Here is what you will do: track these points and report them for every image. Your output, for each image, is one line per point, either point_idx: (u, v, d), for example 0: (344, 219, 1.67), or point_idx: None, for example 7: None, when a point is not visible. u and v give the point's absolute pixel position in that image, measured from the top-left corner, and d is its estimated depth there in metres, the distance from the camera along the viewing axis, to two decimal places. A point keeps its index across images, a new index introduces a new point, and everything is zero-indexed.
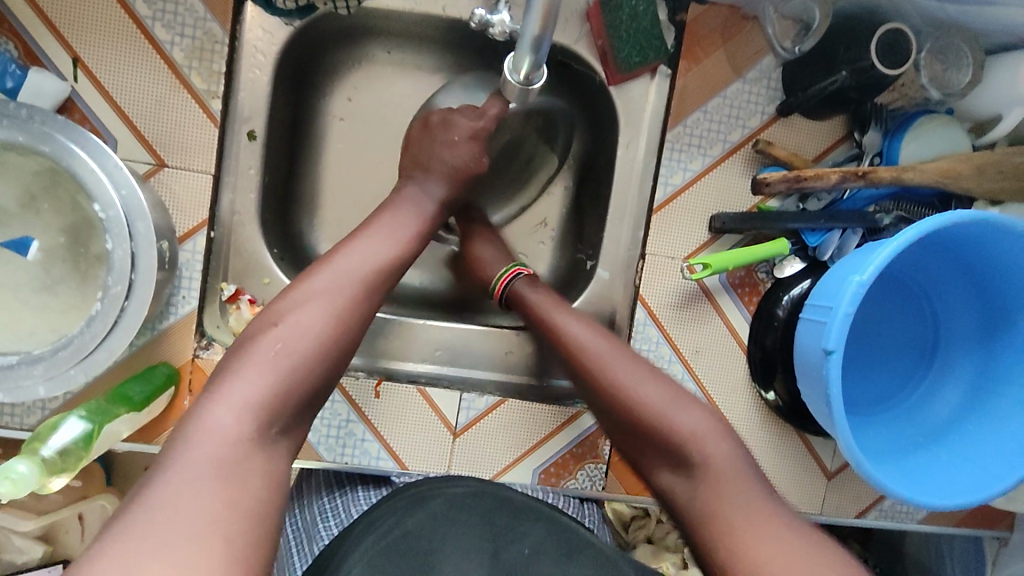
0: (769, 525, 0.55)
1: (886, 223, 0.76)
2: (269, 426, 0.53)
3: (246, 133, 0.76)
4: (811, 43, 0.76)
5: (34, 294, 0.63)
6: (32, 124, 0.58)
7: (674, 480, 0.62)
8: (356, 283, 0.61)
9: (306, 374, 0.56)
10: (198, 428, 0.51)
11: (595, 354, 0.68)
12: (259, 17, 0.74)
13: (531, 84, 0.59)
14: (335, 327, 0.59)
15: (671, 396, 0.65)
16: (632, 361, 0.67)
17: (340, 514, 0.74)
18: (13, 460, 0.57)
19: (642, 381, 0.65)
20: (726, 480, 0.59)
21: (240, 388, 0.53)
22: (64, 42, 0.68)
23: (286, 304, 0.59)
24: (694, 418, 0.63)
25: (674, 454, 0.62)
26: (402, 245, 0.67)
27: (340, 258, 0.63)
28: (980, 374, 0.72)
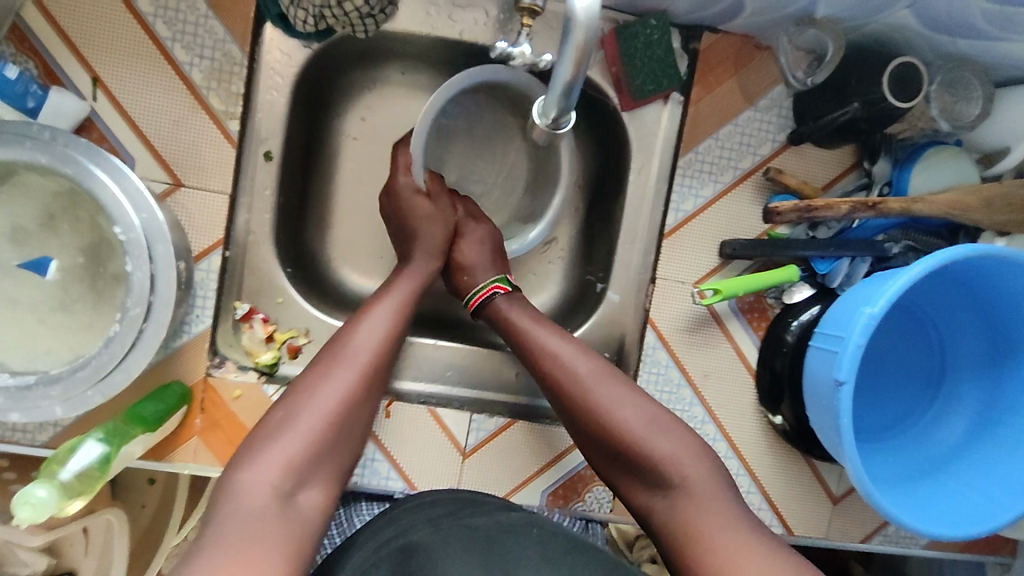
0: (734, 533, 0.58)
1: (894, 252, 0.78)
2: (293, 485, 0.55)
3: (263, 153, 0.77)
4: (823, 76, 0.77)
5: (50, 314, 0.63)
6: (55, 147, 0.59)
7: (653, 498, 0.64)
8: (372, 351, 0.65)
9: (326, 437, 0.59)
10: (236, 494, 0.53)
11: (577, 377, 0.68)
12: (279, 39, 0.75)
13: (559, 127, 0.59)
14: (346, 404, 0.61)
15: (658, 420, 0.66)
16: (619, 392, 0.67)
17: (343, 525, 0.76)
18: (32, 485, 0.57)
19: (621, 406, 0.67)
20: (704, 500, 0.61)
21: (271, 453, 0.56)
22: (84, 62, 0.69)
23: (311, 375, 0.63)
24: (671, 442, 0.64)
25: (653, 476, 0.64)
26: (405, 303, 0.71)
27: (359, 326, 0.67)
28: (986, 402, 0.73)
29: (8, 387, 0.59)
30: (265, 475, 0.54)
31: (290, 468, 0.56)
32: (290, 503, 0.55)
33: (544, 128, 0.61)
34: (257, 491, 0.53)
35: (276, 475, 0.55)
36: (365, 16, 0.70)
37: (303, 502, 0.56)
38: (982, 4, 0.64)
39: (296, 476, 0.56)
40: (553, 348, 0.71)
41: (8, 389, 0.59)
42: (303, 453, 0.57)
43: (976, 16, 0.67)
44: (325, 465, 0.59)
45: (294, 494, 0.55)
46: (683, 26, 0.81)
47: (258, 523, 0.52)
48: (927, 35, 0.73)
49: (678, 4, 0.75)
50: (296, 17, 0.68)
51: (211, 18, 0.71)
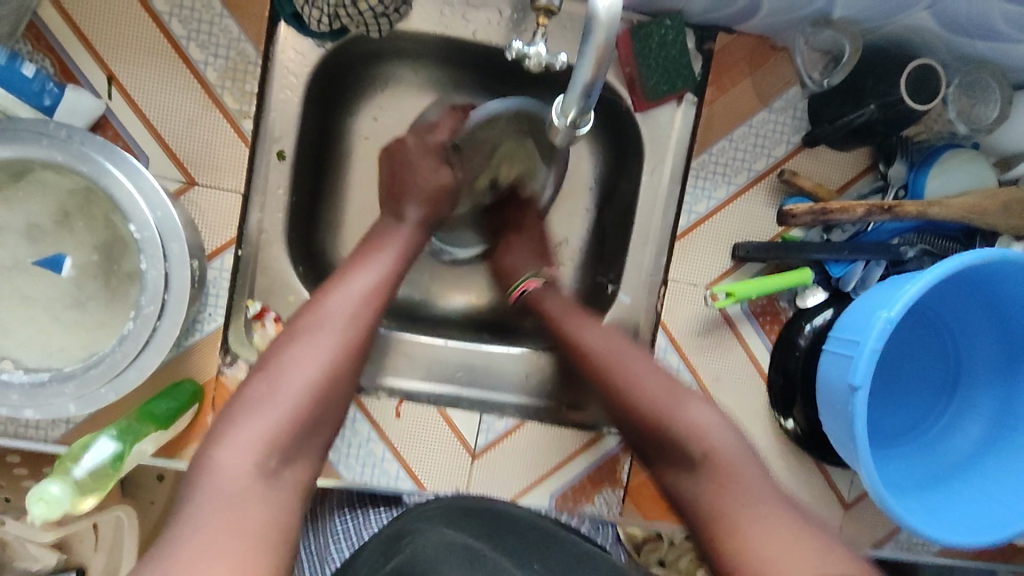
0: (760, 509, 0.57)
1: (909, 256, 0.77)
2: (269, 459, 0.54)
3: (276, 152, 0.77)
4: (839, 77, 0.76)
5: (65, 311, 0.63)
6: (71, 145, 0.59)
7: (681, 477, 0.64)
8: (348, 320, 0.63)
9: (302, 412, 0.57)
10: (212, 472, 0.52)
11: (600, 360, 0.71)
12: (293, 38, 0.75)
13: (578, 128, 0.56)
14: (325, 369, 0.60)
15: (673, 398, 0.66)
16: (644, 367, 0.69)
17: (352, 538, 0.77)
18: (47, 482, 0.58)
19: (649, 377, 0.68)
20: (728, 474, 0.60)
21: (244, 430, 0.55)
22: (100, 61, 0.69)
23: (286, 345, 0.60)
24: (700, 411, 0.64)
25: (678, 452, 0.64)
26: (388, 269, 0.69)
27: (336, 292, 0.64)
28: (1002, 409, 0.72)
29: (22, 384, 0.60)
30: (242, 453, 0.53)
31: (268, 445, 0.54)
32: (273, 479, 0.54)
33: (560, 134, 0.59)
34: (238, 471, 0.52)
35: (252, 453, 0.54)
36: (379, 16, 0.70)
37: (287, 478, 0.56)
38: (1002, 5, 0.64)
39: (280, 454, 0.55)
40: (581, 332, 0.73)
41: (22, 386, 0.60)
42: None
43: (996, 17, 0.66)
44: (304, 443, 0.58)
45: (277, 471, 0.55)
46: (698, 27, 0.80)
47: (237, 500, 0.51)
48: (944, 37, 0.72)
49: (693, 5, 0.75)
50: (311, 16, 0.68)
51: (227, 17, 0.71)
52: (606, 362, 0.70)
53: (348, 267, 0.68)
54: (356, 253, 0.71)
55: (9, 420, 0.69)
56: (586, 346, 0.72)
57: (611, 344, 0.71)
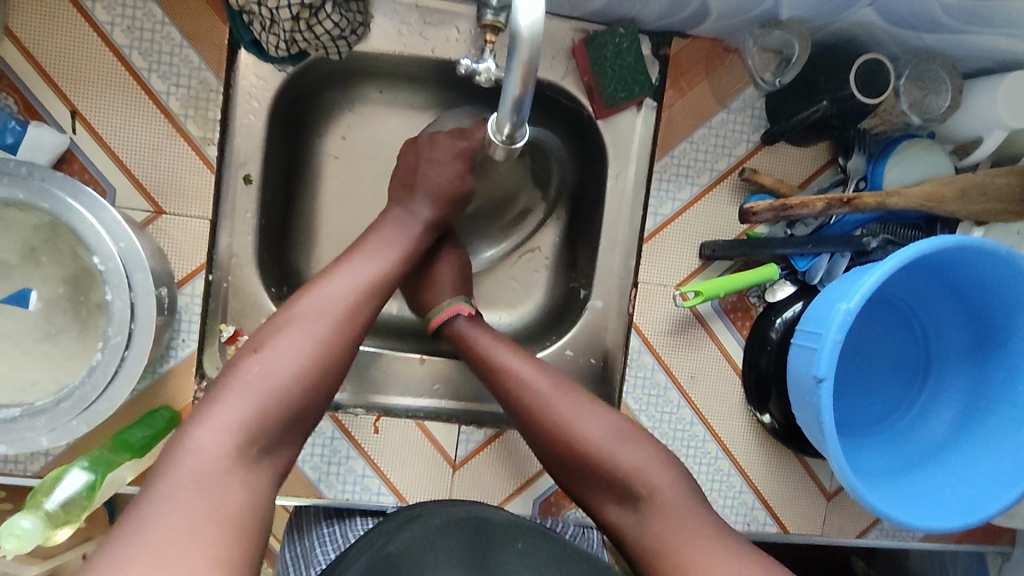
0: (705, 541, 0.59)
1: (873, 247, 0.78)
2: (247, 452, 0.53)
3: (242, 177, 0.78)
4: (791, 76, 0.78)
5: (36, 345, 0.64)
6: (32, 182, 0.59)
7: (622, 512, 0.64)
8: (345, 309, 0.62)
9: (292, 395, 0.56)
10: (187, 453, 0.51)
11: (538, 393, 0.68)
12: (253, 64, 0.76)
13: (514, 143, 0.56)
14: (316, 357, 0.59)
15: (616, 434, 0.66)
16: (572, 399, 0.68)
17: (337, 539, 0.73)
18: (18, 516, 0.58)
19: (587, 422, 0.66)
20: (671, 511, 0.62)
21: (224, 414, 0.54)
22: (62, 95, 0.70)
23: (277, 335, 0.59)
24: (636, 453, 0.65)
25: (618, 487, 0.64)
26: (391, 265, 0.68)
27: (335, 279, 0.63)
28: (971, 392, 0.73)
29: None
30: (219, 449, 0.52)
31: (248, 431, 0.53)
32: (251, 467, 0.53)
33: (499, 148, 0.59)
34: (213, 453, 0.52)
35: (230, 436, 0.53)
36: (335, 39, 0.71)
37: (261, 467, 0.54)
38: None
39: (246, 445, 0.54)
40: (509, 363, 0.70)
41: None
42: (279, 462, 0.56)
43: (936, 10, 0.67)
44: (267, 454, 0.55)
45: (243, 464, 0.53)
46: (653, 33, 0.82)
47: (213, 495, 0.50)
48: (891, 31, 0.74)
49: (645, 12, 0.76)
50: (267, 42, 0.69)
51: (186, 47, 0.72)
52: (543, 393, 0.68)
53: (346, 258, 0.67)
54: (361, 237, 0.71)
55: None
56: (516, 376, 0.69)
57: (527, 372, 0.69)
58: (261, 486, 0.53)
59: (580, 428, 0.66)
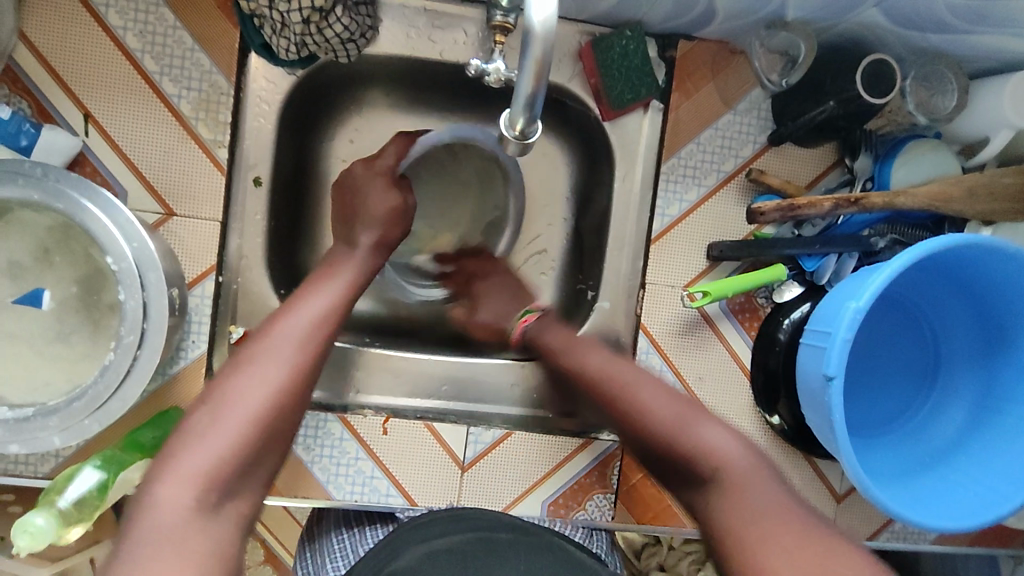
0: (787, 527, 0.51)
1: (880, 247, 0.78)
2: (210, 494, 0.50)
3: (253, 179, 0.78)
4: (798, 75, 0.78)
5: (48, 345, 0.64)
6: (47, 183, 0.60)
7: (696, 501, 0.58)
8: (296, 347, 0.58)
9: (257, 429, 0.53)
10: (145, 519, 0.47)
11: (609, 382, 0.67)
12: (264, 68, 0.77)
13: (527, 139, 0.56)
14: (278, 382, 0.56)
15: (685, 412, 0.62)
16: (643, 377, 0.66)
17: (348, 554, 0.72)
18: (31, 513, 0.58)
19: (659, 403, 0.63)
20: (745, 491, 0.55)
21: (182, 469, 0.50)
22: (75, 99, 0.71)
23: (232, 371, 0.56)
24: (716, 435, 0.59)
25: (690, 475, 0.59)
26: (341, 295, 0.66)
27: (284, 321, 0.60)
28: (982, 392, 0.73)
29: (7, 420, 0.61)
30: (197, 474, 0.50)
31: (210, 477, 0.50)
32: (219, 507, 0.50)
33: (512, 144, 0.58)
34: (173, 511, 0.48)
35: (189, 494, 0.49)
36: (345, 41, 0.72)
37: (227, 523, 0.50)
38: None
39: (221, 494, 0.50)
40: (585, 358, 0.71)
41: (7, 421, 0.61)
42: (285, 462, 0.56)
43: (942, 10, 0.68)
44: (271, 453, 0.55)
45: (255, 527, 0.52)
46: (659, 36, 0.82)
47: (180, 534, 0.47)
48: (897, 31, 0.74)
49: (652, 14, 0.77)
50: (278, 45, 0.70)
51: (198, 51, 0.73)
52: (617, 382, 0.66)
53: (294, 300, 0.64)
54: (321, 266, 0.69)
55: None
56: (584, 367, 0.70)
57: (606, 364, 0.69)
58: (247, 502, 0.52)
59: (650, 410, 0.63)
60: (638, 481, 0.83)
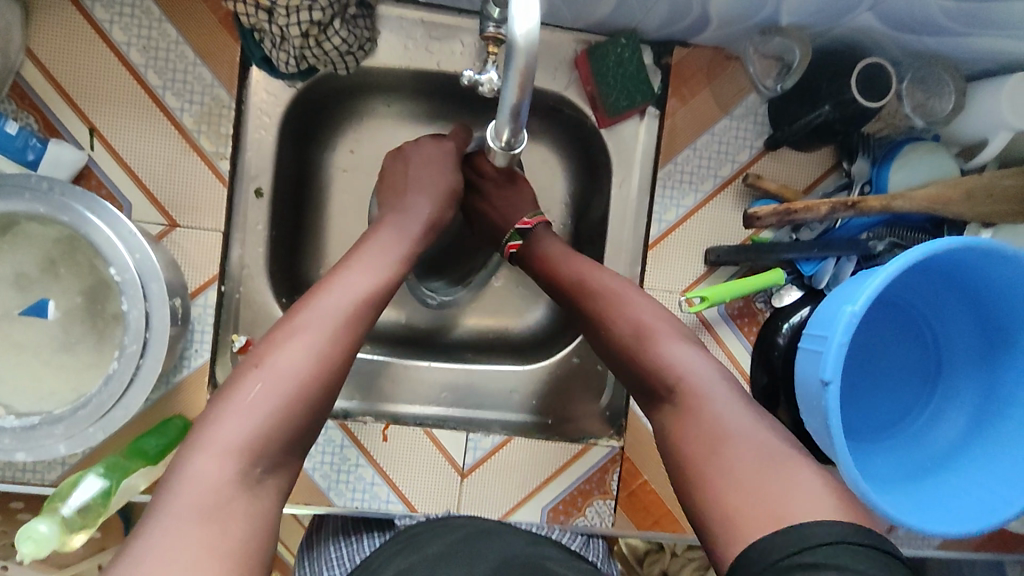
0: (743, 449, 0.57)
1: (880, 250, 0.77)
2: (253, 468, 0.52)
3: (254, 190, 0.80)
4: (792, 81, 0.79)
5: (54, 355, 0.66)
6: (53, 196, 0.61)
7: (659, 411, 0.64)
8: (342, 321, 0.59)
9: (301, 398, 0.55)
10: (186, 480, 0.50)
11: (600, 299, 0.70)
12: (264, 81, 0.78)
13: (512, 149, 0.57)
14: (316, 368, 0.57)
15: (651, 328, 0.66)
16: (629, 297, 0.69)
17: (346, 561, 0.72)
18: (36, 520, 0.59)
19: (631, 319, 0.67)
20: (699, 402, 0.61)
21: (226, 431, 0.53)
22: (81, 113, 0.73)
23: (281, 339, 0.57)
24: (681, 351, 0.64)
25: (655, 386, 0.64)
26: (388, 270, 0.65)
27: (332, 289, 0.61)
28: (985, 395, 0.72)
29: (15, 428, 0.62)
30: (224, 458, 0.51)
31: (248, 454, 0.52)
32: (255, 488, 0.52)
33: (497, 154, 0.59)
34: (217, 479, 0.51)
35: (233, 458, 0.52)
36: (344, 53, 0.73)
37: (268, 486, 0.54)
38: (939, 2, 0.66)
39: (263, 461, 0.53)
40: (586, 274, 0.72)
41: (14, 430, 0.62)
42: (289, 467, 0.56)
43: (935, 13, 0.68)
44: (290, 448, 0.56)
45: (262, 482, 0.53)
46: (654, 43, 0.83)
47: (216, 513, 0.50)
48: (891, 35, 0.74)
49: (647, 21, 0.77)
50: (278, 58, 0.71)
51: (199, 65, 0.74)
52: (596, 296, 0.70)
53: (341, 269, 0.64)
54: (361, 239, 0.69)
55: (7, 463, 0.71)
56: (593, 283, 0.71)
57: (602, 282, 0.71)
58: (263, 501, 0.53)
59: (625, 320, 0.67)
60: (638, 486, 0.82)
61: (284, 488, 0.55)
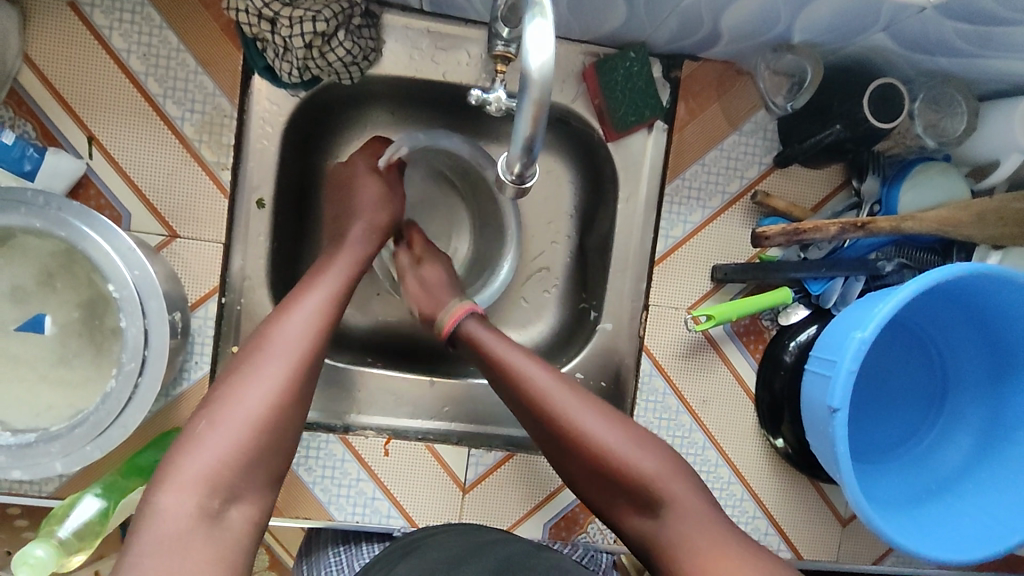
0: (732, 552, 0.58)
1: (887, 271, 0.78)
2: (213, 499, 0.53)
3: (255, 201, 0.78)
4: (804, 99, 0.77)
5: (52, 369, 0.65)
6: (49, 211, 0.60)
7: (643, 522, 0.64)
8: (297, 353, 0.61)
9: (260, 427, 0.56)
10: (154, 518, 0.51)
11: (543, 397, 0.67)
12: (266, 90, 0.77)
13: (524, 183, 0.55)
14: (276, 397, 0.58)
15: (630, 440, 0.65)
16: (586, 408, 0.66)
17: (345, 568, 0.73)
18: (31, 545, 0.58)
19: (596, 425, 0.65)
20: (689, 514, 0.62)
21: (190, 465, 0.54)
22: (80, 122, 0.71)
23: (235, 378, 0.59)
24: (651, 457, 0.64)
25: (638, 498, 0.64)
26: (335, 292, 0.68)
27: (283, 324, 0.63)
28: (991, 420, 0.71)
29: (10, 445, 0.61)
30: (187, 492, 0.52)
31: (212, 482, 0.53)
32: (219, 519, 0.53)
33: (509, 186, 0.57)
34: (180, 513, 0.51)
35: (195, 490, 0.53)
36: (348, 65, 0.72)
37: (234, 519, 0.54)
38: (955, 24, 0.65)
39: (224, 492, 0.54)
40: (523, 369, 0.68)
41: (10, 447, 0.60)
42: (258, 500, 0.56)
43: (951, 36, 0.67)
44: (256, 476, 0.56)
45: (224, 511, 0.53)
46: (664, 56, 0.82)
47: (179, 544, 0.50)
48: (905, 55, 0.73)
49: (656, 36, 0.76)
50: (281, 68, 0.70)
51: (200, 73, 0.73)
52: (551, 395, 0.66)
53: (290, 299, 0.66)
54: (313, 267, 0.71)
55: None
56: (524, 379, 0.68)
57: (552, 384, 0.67)
58: (229, 533, 0.53)
59: (594, 436, 0.65)
60: None
61: (253, 517, 0.55)
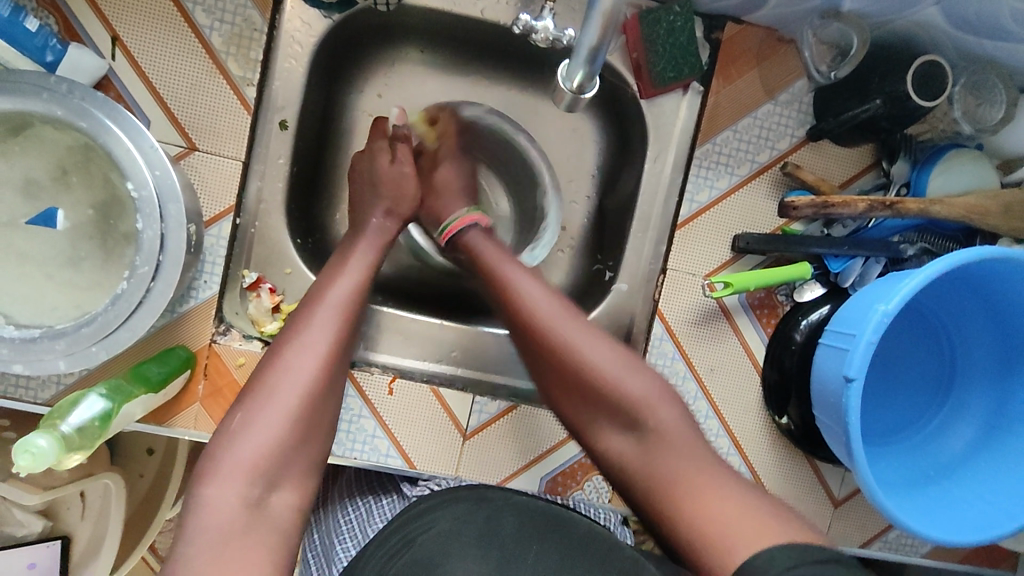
0: (712, 478, 0.58)
1: (909, 254, 0.76)
2: (253, 488, 0.55)
3: (279, 122, 0.76)
4: (846, 70, 0.76)
5: (60, 269, 0.63)
6: (72, 100, 0.58)
7: (625, 442, 0.64)
8: (325, 347, 0.61)
9: (292, 418, 0.58)
10: (200, 510, 0.53)
11: (542, 316, 0.67)
12: (299, 8, 0.75)
13: (582, 93, 0.61)
14: (303, 395, 0.59)
15: (622, 365, 0.65)
16: (583, 330, 0.66)
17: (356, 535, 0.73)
18: (33, 434, 0.57)
19: (593, 347, 0.65)
20: (669, 441, 0.62)
21: (231, 458, 0.55)
22: (103, 19, 0.68)
23: (264, 374, 0.60)
24: (639, 384, 0.64)
25: (625, 418, 0.63)
26: (363, 279, 0.68)
27: (308, 320, 0.63)
28: (995, 409, 0.72)
29: (13, 339, 0.60)
30: (228, 486, 0.54)
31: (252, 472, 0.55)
32: (257, 510, 0.55)
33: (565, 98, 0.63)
34: (222, 506, 0.54)
35: (234, 481, 0.54)
36: None
37: (274, 507, 0.56)
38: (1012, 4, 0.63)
39: (263, 482, 0.56)
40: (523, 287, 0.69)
41: (13, 341, 0.59)
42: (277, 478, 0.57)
43: (1004, 17, 0.66)
44: (290, 465, 0.58)
45: (263, 500, 0.55)
46: (706, 15, 0.80)
47: (227, 539, 0.53)
48: (952, 34, 0.72)
49: None
50: None
51: None
52: (549, 316, 0.66)
53: (315, 292, 0.66)
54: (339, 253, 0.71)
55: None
56: (522, 295, 0.68)
57: (546, 300, 0.68)
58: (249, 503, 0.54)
59: (588, 355, 0.65)
60: None
61: (289, 508, 0.57)
